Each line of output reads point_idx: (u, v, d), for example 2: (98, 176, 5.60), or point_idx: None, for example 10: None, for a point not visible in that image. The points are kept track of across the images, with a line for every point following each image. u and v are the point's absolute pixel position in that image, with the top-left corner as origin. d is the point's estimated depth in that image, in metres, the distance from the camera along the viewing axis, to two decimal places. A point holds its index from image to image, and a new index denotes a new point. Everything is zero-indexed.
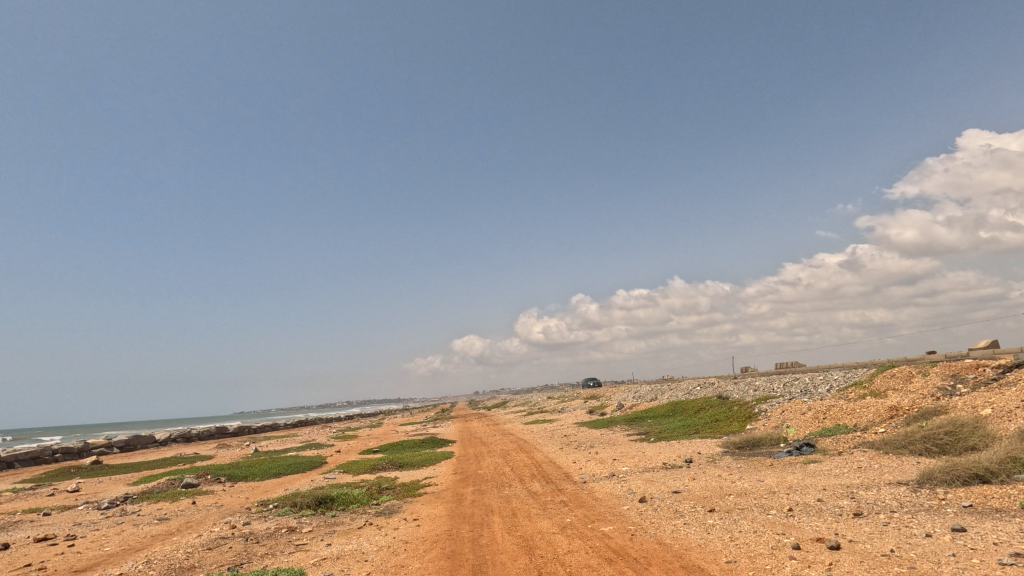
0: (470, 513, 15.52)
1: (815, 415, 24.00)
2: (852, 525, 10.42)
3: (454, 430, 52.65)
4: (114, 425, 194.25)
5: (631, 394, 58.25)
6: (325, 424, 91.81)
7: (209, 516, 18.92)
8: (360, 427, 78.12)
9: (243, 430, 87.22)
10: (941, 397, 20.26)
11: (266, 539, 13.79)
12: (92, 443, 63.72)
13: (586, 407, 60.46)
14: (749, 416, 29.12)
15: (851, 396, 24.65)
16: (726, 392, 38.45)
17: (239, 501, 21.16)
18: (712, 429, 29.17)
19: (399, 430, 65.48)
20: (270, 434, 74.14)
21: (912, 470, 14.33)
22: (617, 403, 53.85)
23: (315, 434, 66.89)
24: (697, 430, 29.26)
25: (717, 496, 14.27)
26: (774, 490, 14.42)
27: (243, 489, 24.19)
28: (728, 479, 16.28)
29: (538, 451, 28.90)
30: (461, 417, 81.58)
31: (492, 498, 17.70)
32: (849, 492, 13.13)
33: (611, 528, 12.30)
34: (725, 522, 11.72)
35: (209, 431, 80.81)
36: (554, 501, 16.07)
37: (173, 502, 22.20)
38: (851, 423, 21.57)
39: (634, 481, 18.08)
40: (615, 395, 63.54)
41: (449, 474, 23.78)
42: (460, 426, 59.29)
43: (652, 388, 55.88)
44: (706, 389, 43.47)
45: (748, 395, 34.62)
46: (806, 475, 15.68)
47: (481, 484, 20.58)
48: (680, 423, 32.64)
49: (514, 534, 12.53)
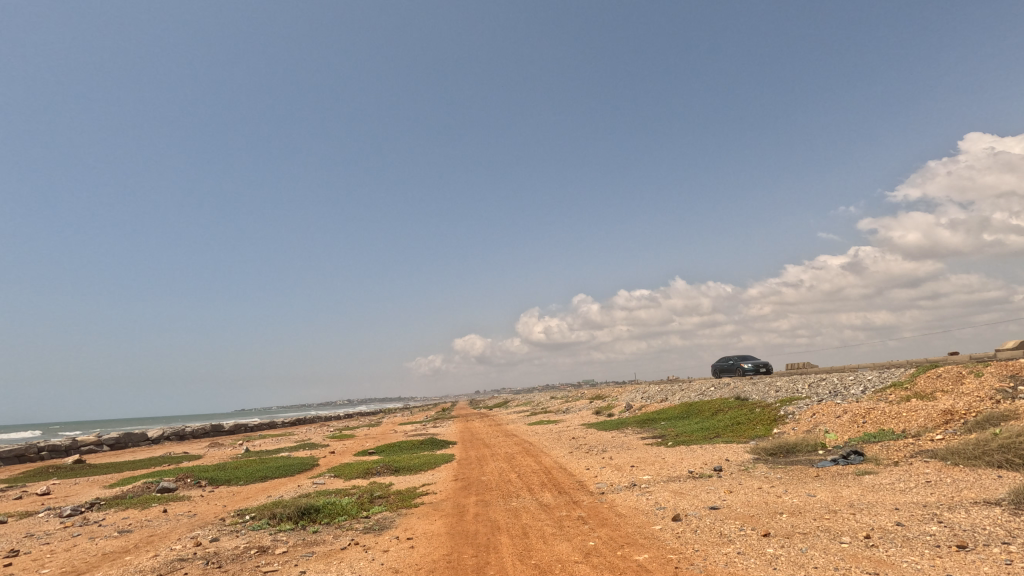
0: (474, 531, 13.30)
1: (853, 419, 21.72)
2: (964, 563, 8.12)
3: (455, 431, 50.54)
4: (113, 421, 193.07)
5: (639, 394, 56.09)
6: (323, 422, 89.91)
7: (177, 528, 16.71)
8: (359, 426, 76.16)
9: (239, 428, 85.03)
10: (1003, 400, 18.00)
11: (229, 563, 11.55)
12: (80, 441, 61.54)
13: (592, 407, 58.17)
14: (775, 418, 26.91)
15: (892, 398, 22.39)
16: (743, 392, 36.19)
17: (215, 510, 18.95)
18: (734, 432, 26.99)
19: (398, 430, 63.31)
20: (265, 433, 71.97)
21: (998, 487, 12.07)
22: (625, 403, 51.71)
23: (311, 433, 64.72)
24: (718, 434, 27.05)
25: (767, 516, 11.99)
26: (835, 509, 12.13)
27: (223, 496, 22.00)
28: (773, 494, 14.03)
29: (546, 455, 26.75)
30: (462, 416, 79.31)
31: (499, 511, 15.50)
32: (932, 514, 10.85)
33: (646, 557, 10.06)
34: (790, 553, 9.46)
35: (203, 429, 78.65)
36: (571, 518, 13.81)
37: (142, 510, 20.02)
38: (898, 428, 19.34)
39: (660, 494, 15.84)
40: (622, 395, 61.39)
41: (449, 481, 21.52)
42: (462, 426, 57.18)
43: (661, 388, 53.70)
44: (722, 389, 41.16)
45: (770, 396, 32.38)
46: (866, 490, 13.43)
47: (485, 493, 18.41)
48: (698, 425, 30.42)
49: (527, 563, 10.31)
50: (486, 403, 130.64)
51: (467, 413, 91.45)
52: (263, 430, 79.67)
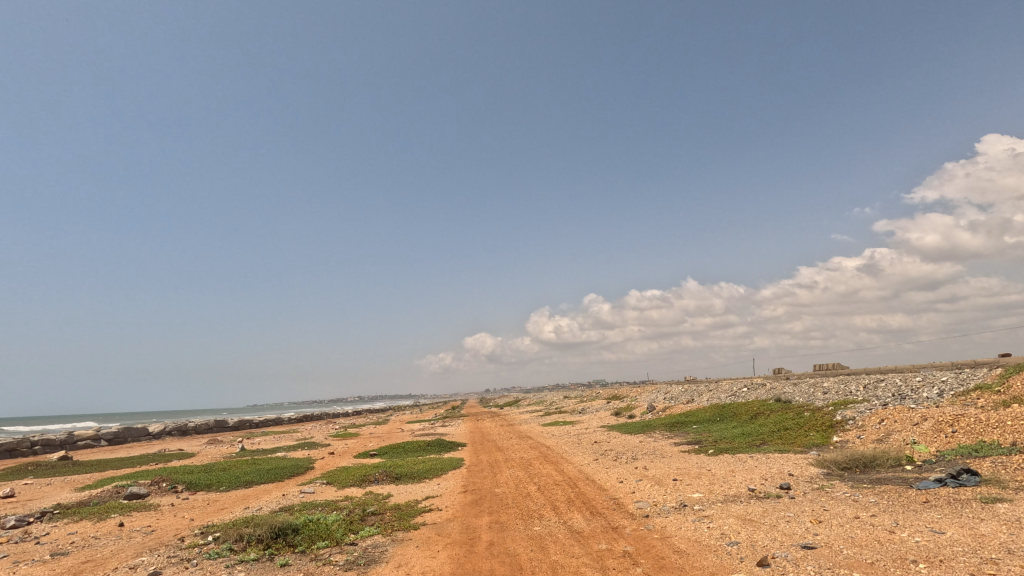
0: (487, 572, 10.03)
1: (938, 428, 18.20)
2: None
3: (465, 431, 47.39)
4: (124, 414, 192.78)
5: (661, 394, 52.69)
6: (330, 420, 87.44)
7: (125, 550, 13.65)
8: (366, 424, 73.39)
9: (243, 425, 82.71)
10: None
11: None
12: (77, 434, 59.29)
13: (610, 408, 54.65)
14: (831, 425, 23.43)
15: (984, 404, 18.82)
16: (784, 394, 32.63)
17: (178, 526, 15.86)
18: (783, 439, 23.57)
19: (405, 429, 59.99)
20: (269, 429, 69.36)
21: None
22: (647, 404, 48.37)
23: (315, 431, 62.02)
24: (766, 441, 23.60)
25: (898, 567, 8.58)
26: (993, 559, 8.67)
27: (195, 506, 18.92)
28: (884, 531, 10.57)
29: (567, 462, 23.50)
30: (474, 416, 76.25)
31: (519, 541, 12.22)
32: None
33: None
34: None
35: (207, 424, 76.22)
36: (615, 557, 10.49)
37: (95, 522, 16.99)
38: (1004, 440, 15.83)
39: (724, 521, 12.44)
40: (642, 395, 57.90)
41: (457, 493, 18.28)
42: (473, 426, 54.25)
43: (686, 388, 50.20)
44: (757, 390, 37.58)
45: (818, 398, 28.82)
46: (1014, 526, 9.98)
47: (500, 512, 15.19)
48: (738, 431, 26.97)
49: None
50: (497, 402, 127.29)
51: (477, 411, 88.36)
52: (267, 427, 77.11)
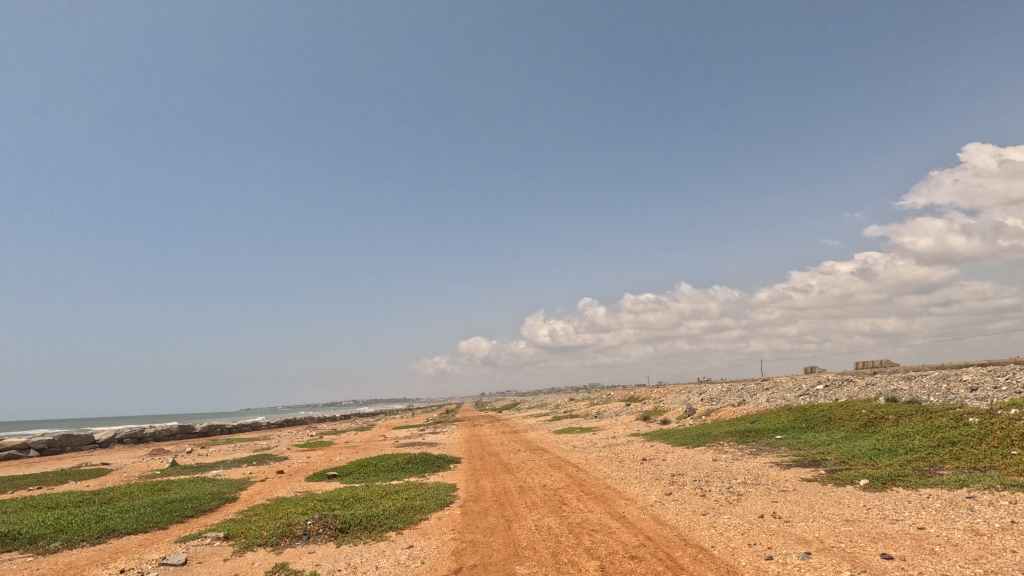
0: None
1: None
2: None
3: (460, 441, 38.11)
4: (100, 418, 182.88)
5: (697, 395, 43.71)
6: (308, 426, 78.24)
7: None
8: (347, 431, 63.79)
9: (213, 433, 73.35)
10: None
11: None
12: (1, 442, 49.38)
13: (632, 412, 45.46)
14: None
15: None
16: (898, 393, 23.75)
17: None
18: (971, 461, 14.64)
19: (389, 437, 51.02)
20: (235, 437, 59.93)
21: None
22: (682, 407, 39.37)
23: (285, 440, 52.42)
24: (943, 466, 14.67)
25: None
26: None
27: None
28: None
29: (627, 501, 14.37)
30: (472, 420, 66.94)
31: None
32: None
33: None
34: None
35: (169, 431, 66.90)
36: None
37: None
38: None
39: None
40: (671, 396, 48.93)
41: None
42: (468, 433, 45.00)
43: (729, 388, 41.37)
44: (841, 388, 28.68)
45: (971, 397, 19.94)
46: None
47: None
48: (869, 446, 18.02)
49: None
50: (494, 406, 118.04)
51: (470, 417, 78.69)
52: (235, 434, 67.65)
